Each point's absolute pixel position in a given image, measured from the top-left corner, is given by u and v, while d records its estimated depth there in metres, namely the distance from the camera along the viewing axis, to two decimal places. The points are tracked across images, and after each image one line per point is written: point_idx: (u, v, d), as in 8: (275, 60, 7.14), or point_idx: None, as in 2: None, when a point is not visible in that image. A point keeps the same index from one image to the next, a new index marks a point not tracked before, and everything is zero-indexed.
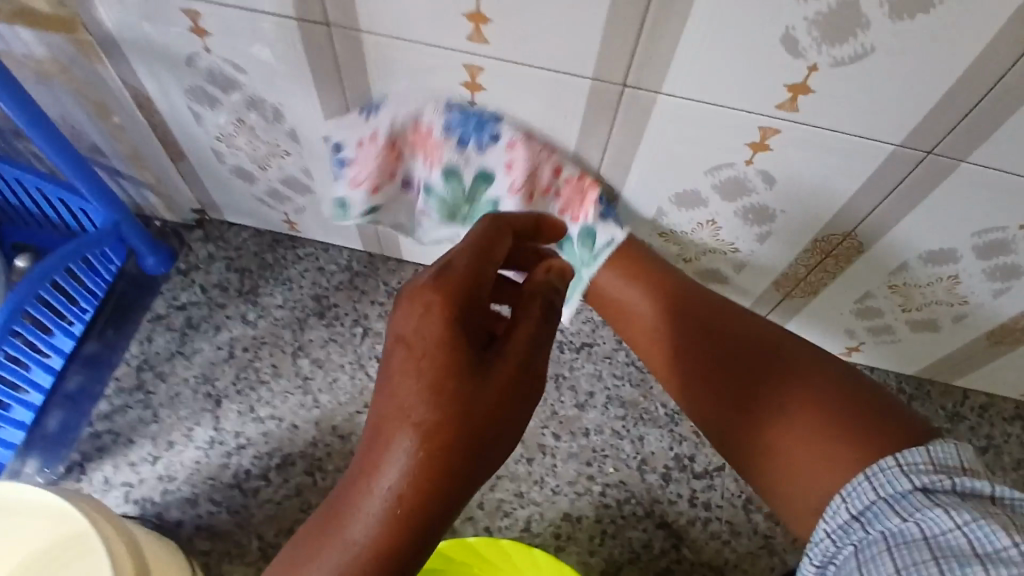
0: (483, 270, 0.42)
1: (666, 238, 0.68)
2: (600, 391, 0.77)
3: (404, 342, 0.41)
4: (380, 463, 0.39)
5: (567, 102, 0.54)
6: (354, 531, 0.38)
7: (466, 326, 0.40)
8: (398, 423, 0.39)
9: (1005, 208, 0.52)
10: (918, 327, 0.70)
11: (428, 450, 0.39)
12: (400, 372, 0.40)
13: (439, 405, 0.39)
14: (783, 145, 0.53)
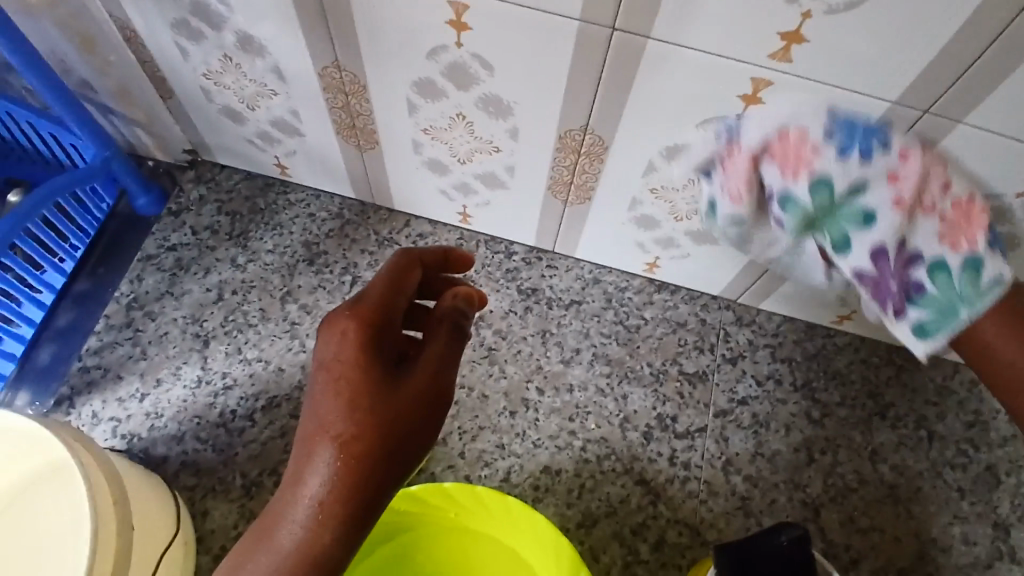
0: (394, 302, 0.45)
1: (657, 195, 0.71)
2: (586, 348, 0.81)
3: (325, 366, 0.42)
4: (300, 477, 0.40)
5: (556, 41, 0.56)
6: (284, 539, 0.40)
7: (376, 347, 0.42)
8: (319, 439, 0.40)
9: (1008, 172, 0.55)
10: None
11: (343, 463, 0.40)
12: (319, 391, 0.42)
13: (353, 419, 0.40)
14: (775, 97, 0.56)
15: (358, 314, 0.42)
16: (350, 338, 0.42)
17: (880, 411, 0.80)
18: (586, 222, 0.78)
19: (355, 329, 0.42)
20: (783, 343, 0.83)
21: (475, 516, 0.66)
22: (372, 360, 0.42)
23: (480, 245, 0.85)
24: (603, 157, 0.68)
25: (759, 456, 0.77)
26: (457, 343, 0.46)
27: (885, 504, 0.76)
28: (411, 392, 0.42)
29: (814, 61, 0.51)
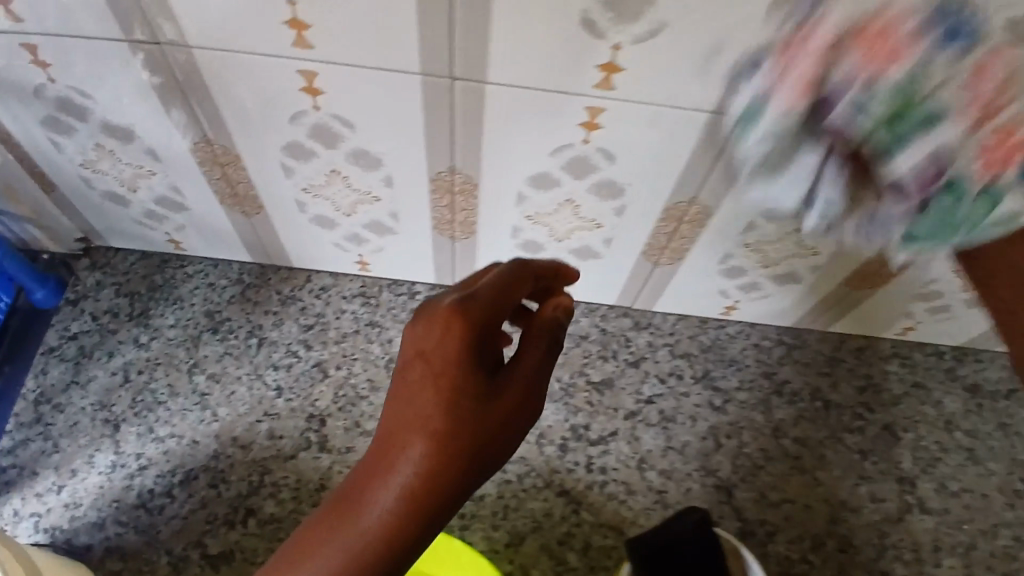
0: (497, 297, 0.39)
1: (533, 220, 0.74)
2: None
3: (421, 358, 0.37)
4: (386, 479, 0.35)
5: (403, 97, 0.61)
6: (365, 523, 0.35)
7: (477, 349, 0.37)
8: (406, 438, 0.36)
9: None
10: (783, 281, 0.79)
11: (431, 473, 0.35)
12: (415, 381, 0.37)
13: (450, 424, 0.36)
14: (610, 121, 0.61)
15: (470, 306, 0.37)
16: (462, 335, 0.37)
17: (776, 390, 0.86)
18: (478, 256, 0.81)
19: (462, 326, 0.37)
20: (681, 340, 0.87)
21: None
22: (476, 358, 0.37)
23: (383, 290, 0.87)
24: (475, 193, 0.71)
25: (671, 449, 0.81)
26: (552, 358, 0.41)
27: (792, 476, 0.81)
28: (508, 406, 0.38)
29: (634, 85, 0.56)
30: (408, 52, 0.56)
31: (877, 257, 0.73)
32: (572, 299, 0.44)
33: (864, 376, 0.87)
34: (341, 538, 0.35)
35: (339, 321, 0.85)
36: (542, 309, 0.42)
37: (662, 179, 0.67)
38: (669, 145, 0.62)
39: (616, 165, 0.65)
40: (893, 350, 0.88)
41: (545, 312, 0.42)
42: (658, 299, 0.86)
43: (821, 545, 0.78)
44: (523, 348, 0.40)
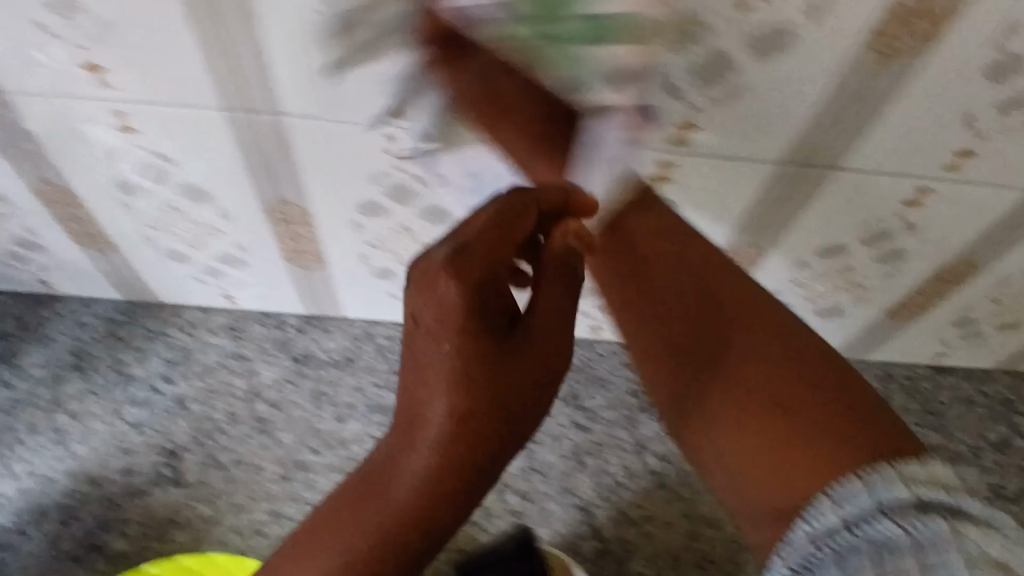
0: (503, 249, 0.45)
1: (379, 248, 0.74)
2: (361, 402, 0.83)
3: (417, 323, 0.44)
4: (423, 435, 0.45)
5: (212, 135, 0.61)
6: (395, 497, 0.45)
7: (489, 313, 0.44)
8: (426, 399, 0.45)
9: None
10: None
11: (456, 434, 0.45)
12: (426, 355, 0.44)
13: (466, 388, 0.44)
14: (416, 147, 0.61)
15: (462, 269, 0.42)
16: (456, 316, 0.43)
17: (643, 406, 0.86)
18: (337, 287, 0.81)
19: (463, 288, 0.42)
20: None
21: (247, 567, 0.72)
22: (476, 322, 0.44)
23: (252, 321, 0.87)
24: (313, 222, 0.71)
25: (532, 471, 0.81)
26: (574, 284, 0.50)
27: (654, 493, 0.81)
28: (532, 355, 0.48)
29: (421, 107, 0.57)
30: (202, 90, 0.57)
31: None
32: (578, 224, 0.51)
33: None
34: (378, 504, 0.45)
35: (204, 355, 0.85)
36: (555, 236, 0.49)
37: (489, 199, 0.66)
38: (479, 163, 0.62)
39: (439, 189, 0.65)
40: None
41: (557, 244, 0.49)
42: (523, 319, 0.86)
43: (679, 562, 0.78)
44: (538, 288, 0.49)
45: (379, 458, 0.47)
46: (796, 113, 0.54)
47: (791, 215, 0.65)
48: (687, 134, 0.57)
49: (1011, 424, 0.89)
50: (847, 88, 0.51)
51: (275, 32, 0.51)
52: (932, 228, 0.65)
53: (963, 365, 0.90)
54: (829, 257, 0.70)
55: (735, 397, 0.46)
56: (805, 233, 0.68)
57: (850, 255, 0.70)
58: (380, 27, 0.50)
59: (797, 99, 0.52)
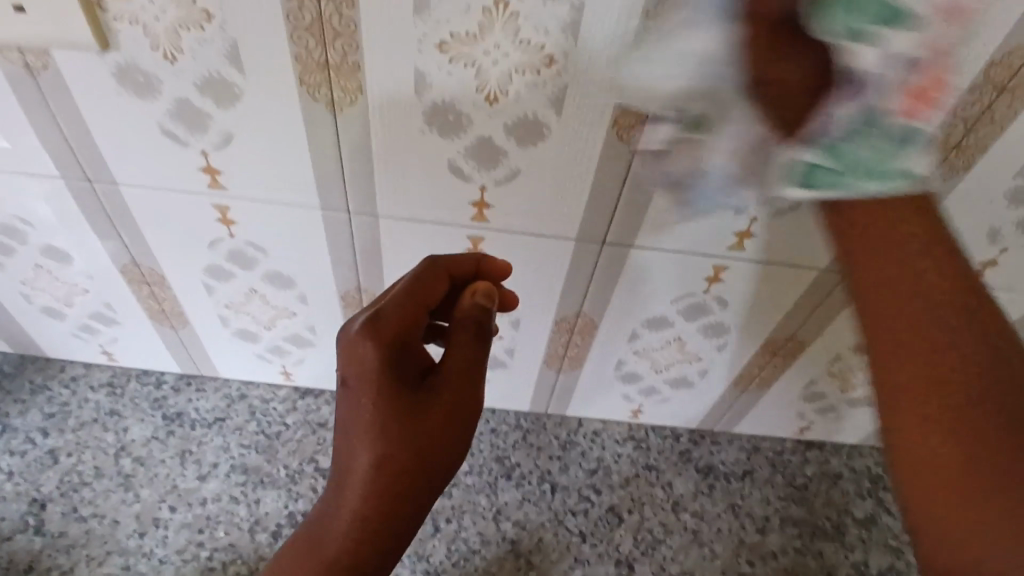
0: (416, 312, 0.52)
1: (233, 309, 0.77)
2: (224, 461, 0.84)
3: (347, 383, 0.50)
4: (350, 485, 0.51)
5: (61, 200, 0.66)
6: (330, 542, 0.51)
7: (403, 368, 0.51)
8: (354, 453, 0.51)
9: (444, 243, 0.65)
10: (494, 364, 0.83)
11: (382, 482, 0.50)
12: (353, 412, 0.50)
13: (386, 441, 0.50)
14: (242, 218, 0.65)
15: (379, 331, 0.49)
16: (374, 377, 0.49)
17: (506, 473, 0.87)
18: (206, 346, 0.84)
19: (377, 347, 0.49)
20: None
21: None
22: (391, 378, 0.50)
23: (130, 379, 0.90)
24: (168, 283, 0.75)
25: None
26: (483, 340, 0.54)
27: (507, 560, 0.81)
28: (439, 411, 0.51)
29: (238, 184, 0.61)
30: (42, 161, 0.62)
31: (558, 341, 0.78)
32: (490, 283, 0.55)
33: (595, 458, 0.89)
34: (319, 552, 0.52)
35: (80, 410, 0.87)
36: (464, 298, 0.54)
37: (324, 269, 0.70)
38: (310, 238, 0.66)
39: (272, 257, 0.69)
40: (627, 433, 0.92)
41: (464, 305, 0.53)
42: None
43: None
44: (449, 350, 0.53)
45: (323, 515, 0.53)
46: (578, 196, 0.59)
47: (611, 288, 0.69)
48: (485, 211, 0.61)
49: (878, 499, 0.90)
50: (618, 176, 0.56)
51: (95, 119, 0.56)
52: (741, 303, 0.69)
53: (826, 439, 0.93)
54: (659, 329, 0.74)
55: (916, 395, 0.41)
56: (627, 306, 0.71)
57: (678, 329, 0.74)
58: (184, 113, 0.55)
59: (573, 183, 0.57)
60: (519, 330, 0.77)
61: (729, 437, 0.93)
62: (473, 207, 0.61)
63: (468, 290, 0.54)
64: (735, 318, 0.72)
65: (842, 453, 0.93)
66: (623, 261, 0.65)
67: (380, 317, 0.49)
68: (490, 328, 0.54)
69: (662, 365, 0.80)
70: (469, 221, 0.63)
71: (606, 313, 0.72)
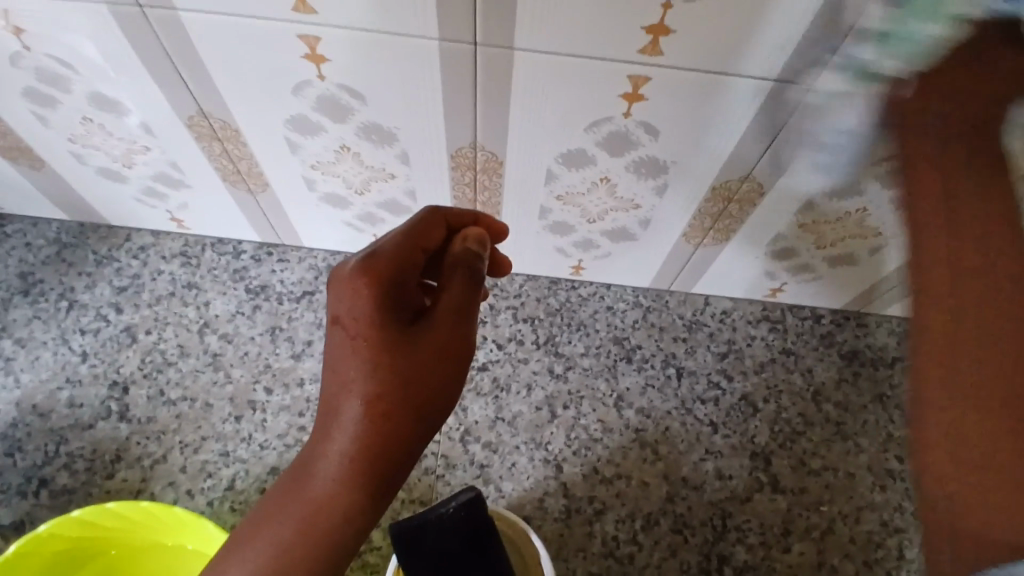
0: (413, 253, 0.48)
1: (320, 170, 0.65)
2: (318, 339, 0.77)
3: (340, 323, 0.46)
4: (334, 433, 0.44)
5: (107, 36, 0.52)
6: (312, 491, 0.44)
7: (398, 305, 0.46)
8: (340, 401, 0.45)
9: (594, 86, 0.51)
10: (618, 237, 0.71)
11: (370, 426, 0.44)
12: (342, 351, 0.45)
13: (378, 379, 0.44)
14: (335, 53, 0.51)
15: (376, 266, 0.45)
16: (366, 314, 0.45)
17: (626, 355, 0.78)
18: (287, 212, 0.74)
19: (373, 283, 0.45)
20: (526, 303, 0.81)
21: (162, 530, 0.62)
22: (382, 315, 0.45)
23: (205, 249, 0.82)
24: (242, 140, 0.63)
25: (499, 421, 0.74)
26: (476, 285, 0.49)
27: (632, 451, 0.73)
28: (424, 349, 0.45)
29: (332, 7, 0.46)
30: None
31: (708, 212, 0.65)
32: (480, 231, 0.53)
33: (725, 341, 0.79)
34: (298, 503, 0.45)
35: (154, 283, 0.80)
36: (455, 244, 0.52)
37: (433, 121, 0.57)
38: (423, 86, 0.53)
39: (371, 106, 0.56)
40: (761, 313, 0.81)
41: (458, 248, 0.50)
42: None
43: (655, 525, 0.70)
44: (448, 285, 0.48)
45: (304, 460, 0.46)
46: (799, 12, 0.43)
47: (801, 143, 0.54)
48: (660, 40, 0.46)
49: None
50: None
51: None
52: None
53: None
54: (843, 198, 0.60)
55: None
56: (810, 166, 0.56)
57: (869, 197, 0.59)
58: None
59: None
60: (662, 197, 0.64)
61: (878, 320, 0.81)
62: (648, 39, 0.46)
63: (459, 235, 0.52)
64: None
65: None
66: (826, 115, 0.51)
67: (378, 252, 0.46)
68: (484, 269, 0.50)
69: (829, 241, 0.67)
70: (635, 57, 0.48)
71: (785, 173, 0.58)
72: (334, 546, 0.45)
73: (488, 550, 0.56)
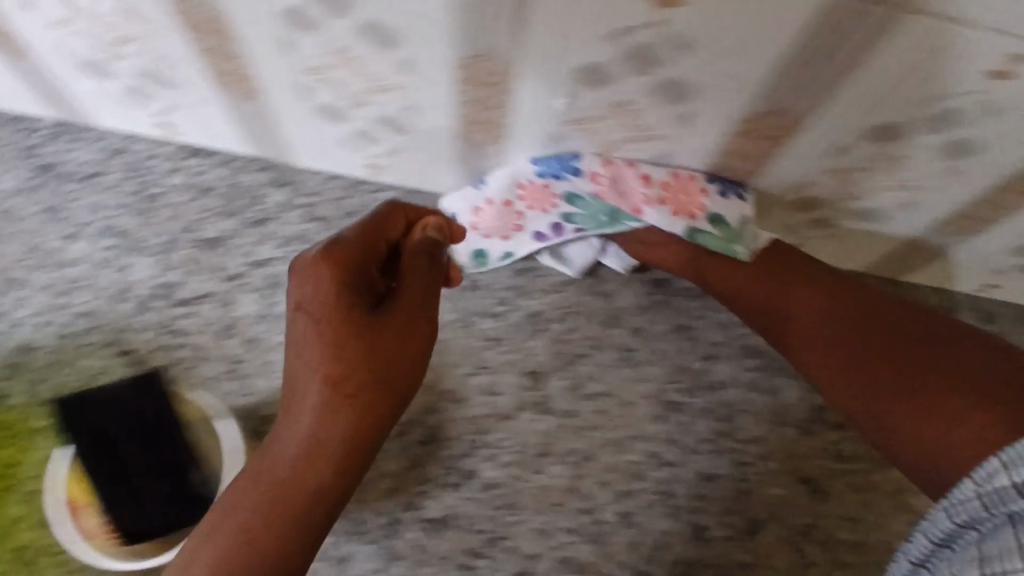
0: (371, 244, 0.52)
1: (68, 26, 0.61)
2: (96, 222, 0.74)
3: (303, 308, 0.49)
4: (301, 409, 0.48)
5: None
6: (283, 473, 0.49)
7: (354, 291, 0.49)
8: (298, 384, 0.49)
9: None
10: (391, 128, 0.65)
11: (338, 405, 0.48)
12: (303, 337, 0.49)
13: (341, 356, 0.47)
14: None
15: (336, 255, 0.49)
16: (332, 299, 0.48)
17: None
18: (55, 80, 0.70)
19: (330, 269, 0.48)
20: (321, 202, 0.73)
21: None
22: (342, 300, 0.48)
23: None
24: None
25: (267, 317, 0.69)
26: (435, 275, 0.52)
27: None
28: (393, 330, 0.49)
29: None
30: None
31: (470, 98, 0.59)
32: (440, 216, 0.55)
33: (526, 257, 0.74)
34: (271, 474, 0.49)
35: None
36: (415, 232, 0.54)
37: None
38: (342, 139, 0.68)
39: None
40: None
41: (415, 239, 0.53)
42: (270, 146, 0.72)
43: (405, 435, 0.67)
44: (404, 278, 0.51)
45: (268, 445, 0.50)
46: None
47: (526, 9, 0.48)
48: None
49: None
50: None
51: None
52: (712, 46, 0.48)
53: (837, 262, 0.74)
54: (599, 87, 0.54)
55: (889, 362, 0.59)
56: (549, 42, 0.51)
57: (626, 87, 0.54)
58: None
59: None
60: (414, 75, 0.57)
61: None
62: None
63: (417, 224, 0.54)
64: (705, 71, 0.51)
65: None
66: None
67: (333, 242, 0.49)
68: (441, 259, 0.53)
69: (610, 142, 0.61)
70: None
71: (524, 48, 0.52)
72: (295, 532, 0.49)
73: (162, 448, 0.59)
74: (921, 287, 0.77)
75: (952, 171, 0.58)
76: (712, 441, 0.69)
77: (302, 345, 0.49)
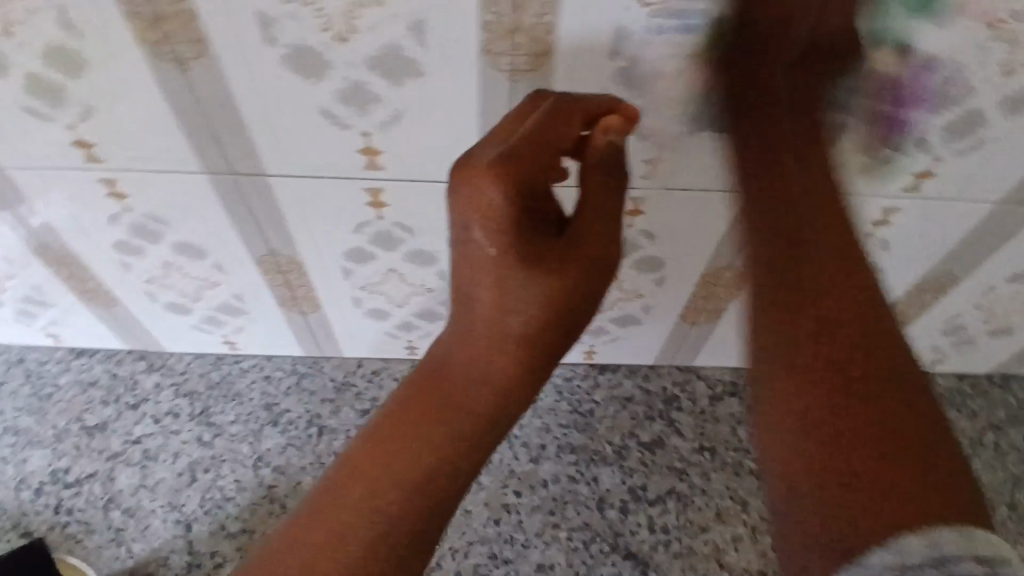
0: (535, 151, 0.44)
1: None
2: None
3: (483, 216, 0.43)
4: (487, 330, 0.48)
5: None
6: (467, 400, 0.49)
7: (534, 213, 0.45)
8: (498, 310, 0.47)
9: (85, 189, 0.62)
10: (232, 312, 0.79)
11: (535, 334, 0.48)
12: (484, 256, 0.45)
13: (533, 284, 0.46)
14: None
15: (508, 166, 0.42)
16: (502, 216, 0.43)
17: (273, 419, 0.85)
18: None
19: (507, 182, 0.42)
20: (189, 380, 0.88)
21: None
22: (520, 217, 0.44)
23: None
24: None
25: (142, 487, 0.81)
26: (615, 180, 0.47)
27: (259, 506, 0.80)
28: (571, 263, 0.47)
29: None
30: None
31: (280, 283, 0.73)
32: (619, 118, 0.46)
33: (368, 398, 0.85)
34: (458, 404, 0.49)
35: None
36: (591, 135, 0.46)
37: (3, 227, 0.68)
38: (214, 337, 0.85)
39: None
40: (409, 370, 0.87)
41: (597, 143, 0.46)
42: (144, 339, 0.87)
43: None
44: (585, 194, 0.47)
45: (441, 366, 0.50)
46: (167, 123, 0.54)
47: (284, 222, 0.63)
48: (93, 150, 0.57)
49: (672, 422, 0.84)
50: (194, 97, 0.51)
51: None
52: (429, 228, 0.63)
53: (647, 361, 0.86)
54: (366, 262, 0.68)
55: None
56: (315, 240, 0.66)
57: (386, 260, 0.68)
58: None
59: (140, 103, 0.52)
60: (228, 273, 0.72)
61: None
62: (86, 149, 0.57)
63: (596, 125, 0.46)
64: (433, 240, 0.65)
65: (638, 375, 0.87)
66: (274, 197, 0.60)
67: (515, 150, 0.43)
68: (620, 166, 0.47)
69: (400, 299, 0.75)
70: (85, 163, 0.59)
71: (298, 248, 0.67)
72: (475, 442, 0.49)
73: None
74: (714, 368, 0.87)
75: (669, 279, 0.70)
76: (546, 533, 0.78)
77: (487, 268, 0.45)
